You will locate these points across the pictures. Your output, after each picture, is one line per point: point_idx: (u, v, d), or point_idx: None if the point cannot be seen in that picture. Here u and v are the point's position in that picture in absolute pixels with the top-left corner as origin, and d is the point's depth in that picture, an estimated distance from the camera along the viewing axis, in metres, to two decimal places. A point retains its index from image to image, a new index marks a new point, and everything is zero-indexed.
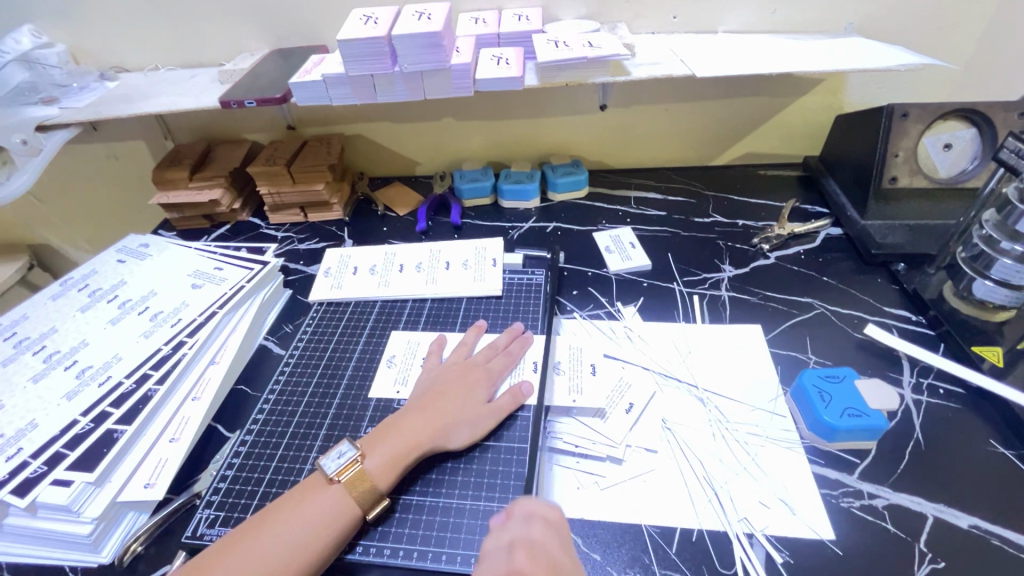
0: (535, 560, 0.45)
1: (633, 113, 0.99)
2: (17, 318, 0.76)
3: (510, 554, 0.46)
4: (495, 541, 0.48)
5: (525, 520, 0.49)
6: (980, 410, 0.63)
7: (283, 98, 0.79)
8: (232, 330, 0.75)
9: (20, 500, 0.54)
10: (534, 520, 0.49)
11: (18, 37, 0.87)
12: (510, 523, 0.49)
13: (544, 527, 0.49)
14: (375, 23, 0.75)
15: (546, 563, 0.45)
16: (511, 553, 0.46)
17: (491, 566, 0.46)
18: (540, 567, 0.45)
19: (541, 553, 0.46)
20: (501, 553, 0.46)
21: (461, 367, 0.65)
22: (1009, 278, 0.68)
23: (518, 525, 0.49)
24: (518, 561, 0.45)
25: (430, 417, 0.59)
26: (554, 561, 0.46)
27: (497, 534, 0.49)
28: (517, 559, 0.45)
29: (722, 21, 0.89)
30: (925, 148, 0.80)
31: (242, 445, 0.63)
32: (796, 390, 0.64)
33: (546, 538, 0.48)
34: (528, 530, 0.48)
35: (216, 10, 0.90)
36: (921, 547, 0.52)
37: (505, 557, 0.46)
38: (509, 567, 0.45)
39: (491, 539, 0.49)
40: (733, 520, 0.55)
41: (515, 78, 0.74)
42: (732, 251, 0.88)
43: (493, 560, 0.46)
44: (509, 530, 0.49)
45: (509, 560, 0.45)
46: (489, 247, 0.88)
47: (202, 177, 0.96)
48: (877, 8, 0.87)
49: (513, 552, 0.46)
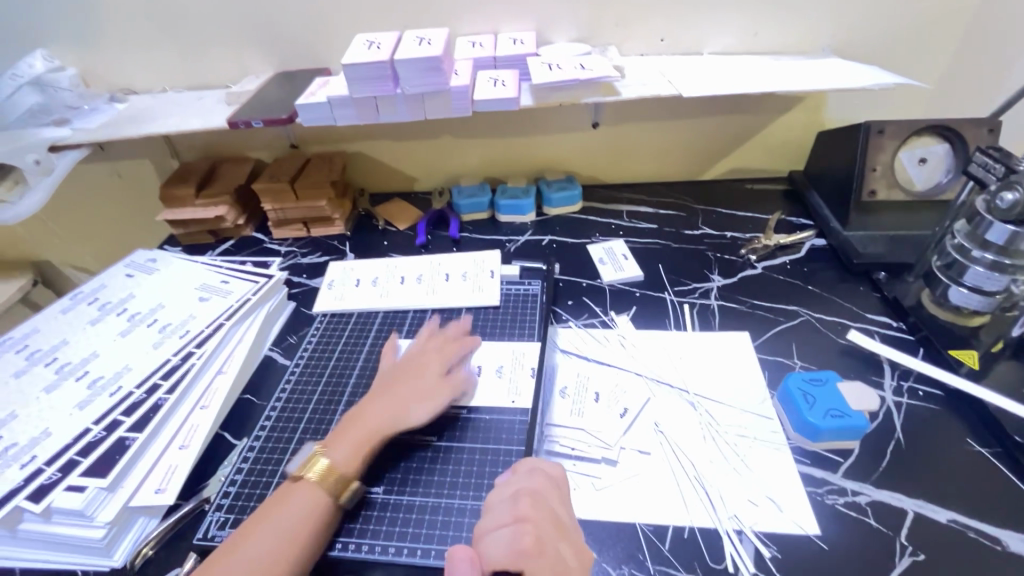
0: (538, 507, 0.50)
1: (624, 130, 1.03)
2: (27, 332, 0.79)
3: (513, 502, 0.50)
4: (498, 492, 0.53)
5: (528, 474, 0.54)
6: (958, 411, 0.66)
7: (289, 118, 0.82)
8: (238, 341, 0.77)
9: (35, 505, 0.55)
10: (536, 472, 0.54)
11: (31, 62, 0.90)
12: (516, 476, 0.54)
13: (545, 478, 0.53)
14: (378, 48, 0.79)
15: (548, 511, 0.50)
16: (515, 499, 0.51)
17: (496, 514, 0.50)
18: (544, 517, 0.49)
19: (543, 501, 0.51)
20: (505, 501, 0.51)
21: (412, 359, 0.69)
22: (982, 284, 0.72)
23: (523, 477, 0.53)
24: (521, 507, 0.50)
25: (385, 404, 0.62)
26: (555, 512, 0.51)
27: (502, 487, 0.53)
28: (522, 504, 0.50)
29: (708, 43, 0.94)
30: (901, 163, 0.85)
31: (250, 450, 0.65)
32: (781, 393, 0.66)
33: (547, 487, 0.53)
34: (531, 480, 0.53)
35: (224, 35, 0.94)
36: (902, 541, 0.54)
37: (510, 504, 0.50)
38: (513, 513, 0.49)
39: (497, 489, 0.53)
40: (723, 517, 0.57)
41: (510, 98, 0.78)
42: (720, 262, 0.91)
43: (500, 506, 0.51)
44: (515, 482, 0.53)
45: (512, 505, 0.50)
46: (487, 259, 0.91)
47: (208, 194, 0.99)
48: (853, 32, 0.92)
49: (518, 499, 0.51)
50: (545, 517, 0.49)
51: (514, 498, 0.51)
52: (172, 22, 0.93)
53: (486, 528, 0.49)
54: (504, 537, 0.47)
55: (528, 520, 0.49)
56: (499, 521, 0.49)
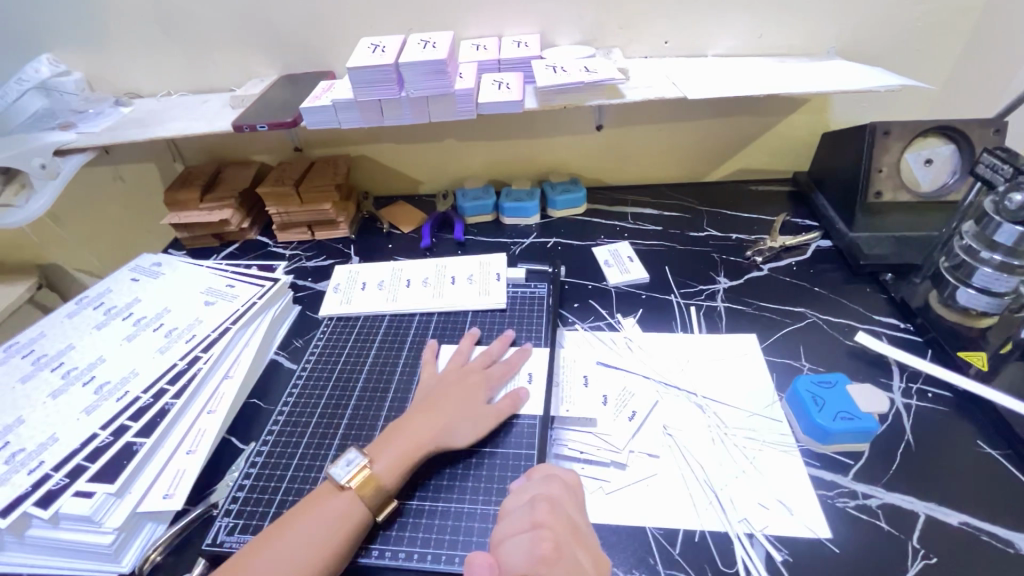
0: (554, 512, 0.50)
1: (629, 132, 1.03)
2: (34, 336, 0.79)
3: (530, 508, 0.50)
4: (515, 499, 0.53)
5: (545, 479, 0.54)
6: (967, 413, 0.66)
7: (294, 122, 0.82)
8: (244, 345, 0.77)
9: (43, 511, 0.55)
10: (553, 479, 0.54)
11: (37, 66, 0.92)
12: (531, 483, 0.54)
13: (561, 485, 0.54)
14: (382, 51, 0.79)
15: (565, 517, 0.50)
16: (532, 504, 0.50)
17: (514, 520, 0.50)
18: (561, 523, 0.49)
19: (559, 506, 0.51)
20: (523, 507, 0.50)
21: (459, 373, 0.68)
22: (990, 285, 0.71)
23: (539, 484, 0.54)
24: (539, 513, 0.49)
25: (432, 420, 0.61)
26: (572, 517, 0.51)
27: (518, 494, 0.53)
28: (540, 510, 0.49)
29: (712, 45, 0.94)
30: (907, 164, 0.84)
31: (258, 455, 0.65)
32: (790, 396, 0.66)
33: (563, 494, 0.53)
34: (548, 487, 0.53)
35: (228, 38, 0.94)
36: (914, 544, 0.54)
37: (527, 510, 0.50)
38: (531, 519, 0.49)
39: (513, 496, 0.53)
40: (733, 520, 0.57)
41: (515, 101, 0.78)
42: (726, 264, 0.91)
43: (517, 513, 0.50)
44: (529, 489, 0.53)
45: (530, 510, 0.50)
46: (493, 262, 0.91)
47: (212, 198, 0.99)
48: (857, 33, 0.92)
49: (535, 505, 0.50)
50: (563, 523, 0.49)
51: (531, 503, 0.50)
52: (176, 26, 0.93)
53: (504, 534, 0.49)
54: (523, 543, 0.47)
55: (546, 525, 0.48)
56: (517, 528, 0.49)
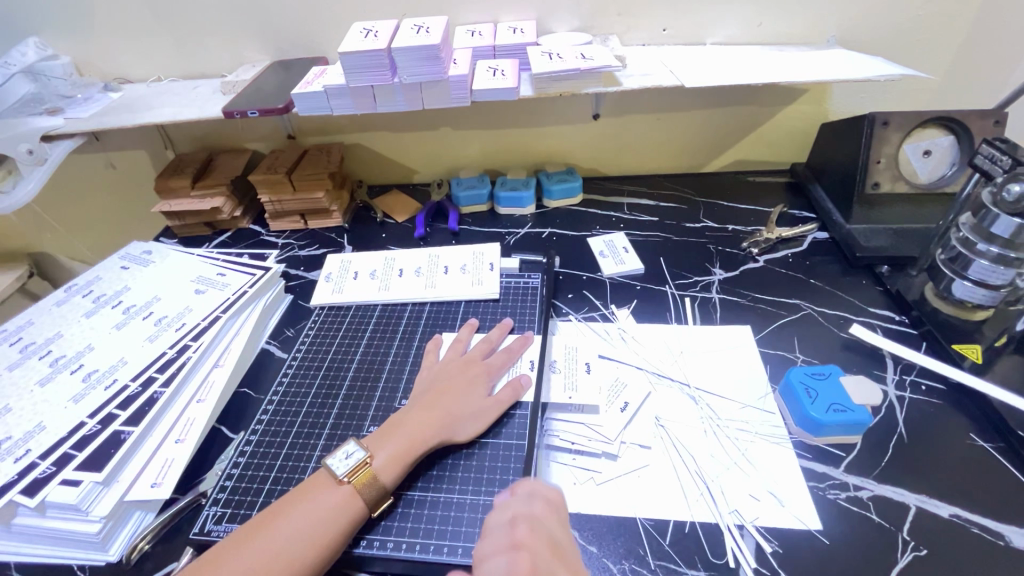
0: (534, 531, 0.49)
1: (626, 122, 1.02)
2: (21, 324, 0.78)
3: (510, 527, 0.49)
4: (497, 518, 0.51)
5: (528, 499, 0.52)
6: (960, 405, 0.66)
7: (285, 108, 0.81)
8: (235, 333, 0.77)
9: (29, 500, 0.55)
10: (537, 498, 0.52)
11: (23, 50, 0.90)
12: (514, 502, 0.52)
13: (545, 505, 0.52)
14: (375, 36, 0.77)
15: (544, 534, 0.49)
16: (512, 523, 0.50)
17: (494, 540, 0.49)
18: (541, 541, 0.48)
19: (541, 526, 0.50)
20: (503, 526, 0.50)
21: (460, 363, 0.68)
22: (987, 278, 0.70)
23: (522, 503, 0.52)
24: (519, 532, 0.49)
25: (432, 413, 0.61)
26: (553, 534, 0.50)
27: (500, 514, 0.51)
28: (520, 530, 0.49)
29: (711, 33, 0.93)
30: (904, 155, 0.84)
31: (247, 444, 0.65)
32: (783, 387, 0.66)
33: (546, 515, 0.51)
34: (530, 507, 0.52)
35: (218, 22, 0.92)
36: (904, 536, 0.54)
37: (507, 530, 0.49)
38: (511, 539, 0.48)
39: (495, 517, 0.51)
40: (724, 512, 0.57)
41: (509, 89, 0.77)
42: (722, 255, 0.90)
43: (496, 532, 0.50)
44: (512, 508, 0.52)
45: (510, 531, 0.49)
46: (487, 251, 0.90)
47: (204, 186, 0.98)
48: (858, 22, 0.91)
49: (515, 524, 0.50)
50: (543, 542, 0.48)
51: (511, 523, 0.50)
52: (165, 9, 0.91)
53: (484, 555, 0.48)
54: (502, 564, 0.46)
55: (525, 546, 0.48)
56: (497, 547, 0.48)
